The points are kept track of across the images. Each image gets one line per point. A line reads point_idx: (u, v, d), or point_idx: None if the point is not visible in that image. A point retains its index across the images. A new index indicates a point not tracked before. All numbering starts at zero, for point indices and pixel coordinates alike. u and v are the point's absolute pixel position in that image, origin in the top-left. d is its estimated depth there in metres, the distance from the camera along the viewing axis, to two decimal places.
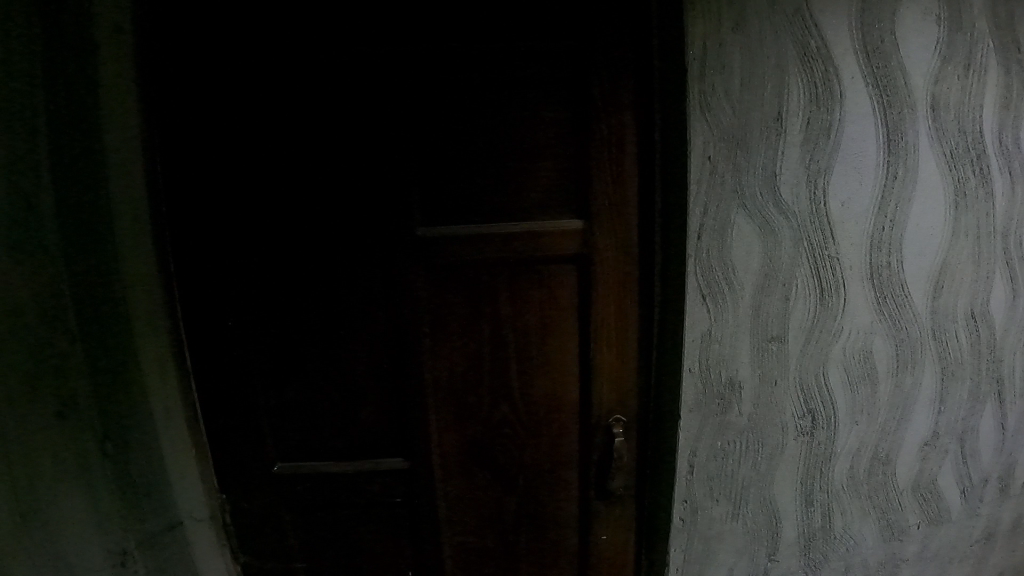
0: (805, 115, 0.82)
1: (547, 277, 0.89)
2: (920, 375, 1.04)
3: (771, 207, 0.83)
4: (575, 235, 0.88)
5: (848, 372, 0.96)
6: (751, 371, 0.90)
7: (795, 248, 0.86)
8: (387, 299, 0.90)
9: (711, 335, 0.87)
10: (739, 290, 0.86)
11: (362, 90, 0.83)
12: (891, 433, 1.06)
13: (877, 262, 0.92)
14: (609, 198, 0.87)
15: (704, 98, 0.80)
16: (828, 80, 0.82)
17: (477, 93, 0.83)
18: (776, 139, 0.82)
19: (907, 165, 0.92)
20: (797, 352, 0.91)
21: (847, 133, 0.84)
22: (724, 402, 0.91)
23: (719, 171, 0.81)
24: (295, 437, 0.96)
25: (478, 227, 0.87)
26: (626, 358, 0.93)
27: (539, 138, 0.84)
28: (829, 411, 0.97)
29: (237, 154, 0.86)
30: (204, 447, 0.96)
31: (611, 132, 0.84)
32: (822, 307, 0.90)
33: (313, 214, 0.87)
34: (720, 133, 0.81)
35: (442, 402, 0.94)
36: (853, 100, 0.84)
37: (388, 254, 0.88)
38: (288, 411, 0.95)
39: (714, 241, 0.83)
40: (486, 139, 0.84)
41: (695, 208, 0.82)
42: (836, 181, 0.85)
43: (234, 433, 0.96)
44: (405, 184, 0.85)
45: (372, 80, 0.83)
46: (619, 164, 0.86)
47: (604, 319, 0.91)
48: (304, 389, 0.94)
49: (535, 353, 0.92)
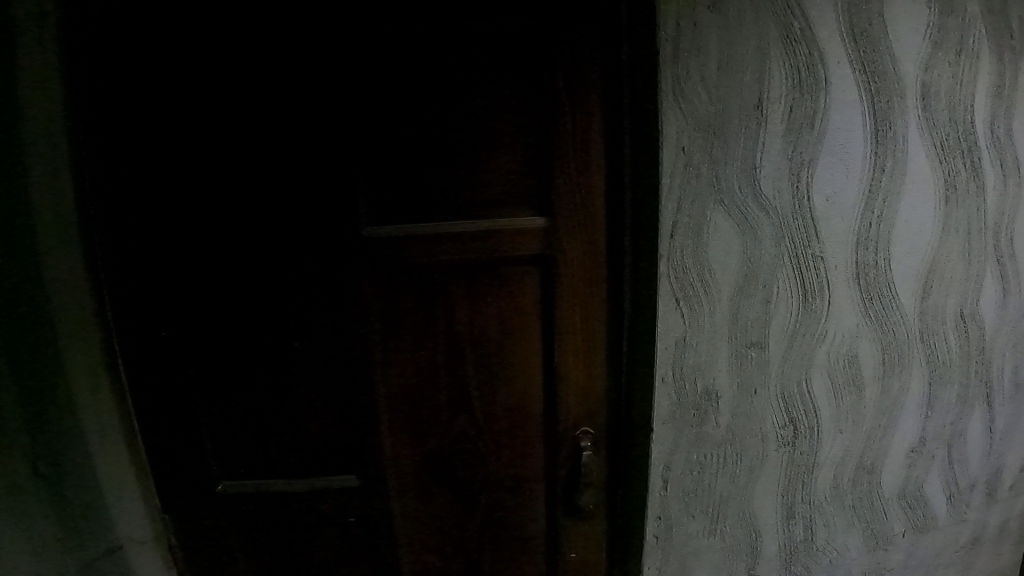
0: (788, 102, 0.76)
1: (507, 280, 0.82)
2: (908, 379, 0.98)
3: (751, 203, 0.77)
4: (538, 234, 0.81)
5: (833, 377, 0.90)
6: (730, 378, 0.83)
7: (777, 246, 0.79)
8: (335, 305, 0.82)
9: (687, 341, 0.80)
10: (716, 293, 0.79)
11: (305, 74, 0.75)
12: (877, 440, 1.00)
13: (863, 260, 0.86)
14: (575, 195, 0.80)
15: (678, 84, 0.72)
16: (813, 66, 0.76)
17: (431, 79, 0.75)
18: (756, 129, 0.75)
19: (896, 157, 0.86)
20: (778, 360, 0.84)
21: (832, 122, 0.78)
22: (701, 413, 0.84)
23: (694, 164, 0.74)
24: (240, 453, 0.89)
25: (430, 226, 0.80)
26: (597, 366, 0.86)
27: (500, 128, 0.77)
28: (813, 419, 0.91)
29: (167, 144, 0.77)
30: (146, 465, 0.87)
31: (579, 122, 0.77)
32: (806, 310, 0.83)
33: (253, 211, 0.79)
34: (695, 122, 0.74)
35: (398, 414, 0.87)
36: (839, 87, 0.77)
37: (336, 255, 0.80)
38: (230, 426, 0.88)
39: (688, 240, 0.76)
40: (443, 130, 0.77)
41: (668, 202, 0.75)
42: (821, 174, 0.79)
43: (171, 452, 0.88)
44: (353, 179, 0.78)
45: (315, 64, 0.75)
46: (585, 157, 0.79)
47: (571, 325, 0.84)
48: (248, 401, 0.87)
49: (495, 362, 0.85)
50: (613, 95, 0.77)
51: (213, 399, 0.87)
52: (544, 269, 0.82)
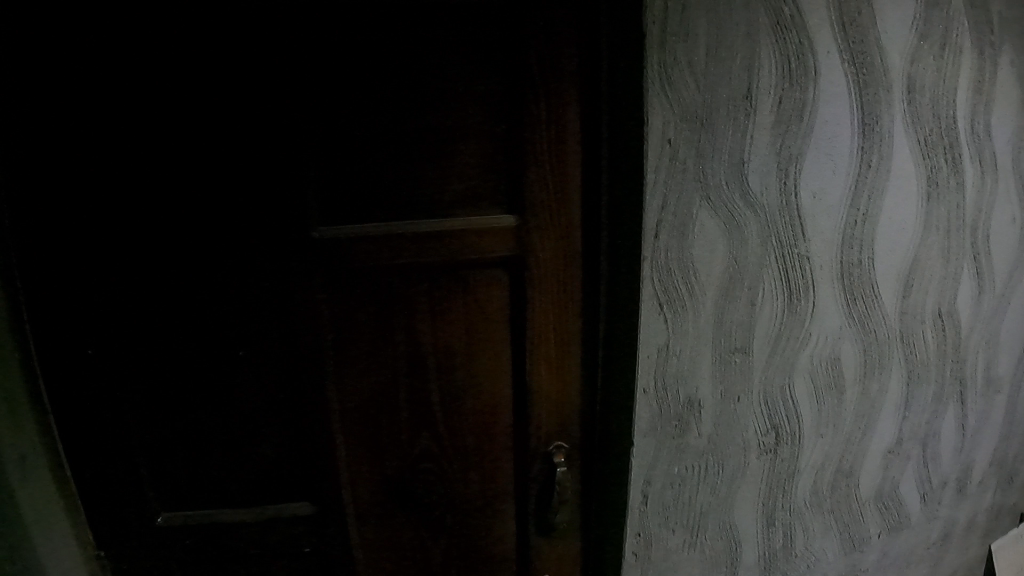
0: (777, 93, 0.71)
1: (474, 284, 0.76)
2: (886, 380, 0.95)
3: (738, 200, 0.72)
4: (507, 236, 0.74)
5: (816, 381, 0.86)
6: (713, 386, 0.78)
7: (763, 245, 0.74)
8: (283, 314, 0.74)
9: (670, 348, 0.75)
10: (701, 296, 0.74)
11: (246, 56, 0.66)
12: (856, 443, 0.97)
13: (849, 259, 0.81)
14: (551, 196, 0.73)
15: (665, 70, 0.67)
16: (802, 55, 0.71)
17: (390, 63, 0.68)
18: (744, 121, 0.70)
19: (881, 152, 0.82)
20: (761, 364, 0.79)
21: (820, 114, 0.74)
22: (683, 424, 0.79)
23: (680, 158, 0.69)
24: (180, 478, 0.80)
25: (387, 226, 0.73)
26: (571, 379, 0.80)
27: (466, 119, 0.70)
28: (795, 425, 0.87)
29: (85, 136, 0.68)
30: (75, 498, 0.79)
31: (553, 113, 0.71)
32: (790, 312, 0.78)
33: (187, 210, 0.70)
34: (683, 112, 0.68)
35: (353, 431, 0.80)
36: (827, 78, 0.73)
37: (283, 259, 0.72)
38: (169, 451, 0.79)
39: (674, 240, 0.71)
40: (403, 120, 0.69)
41: (653, 198, 0.69)
42: (808, 169, 0.74)
43: (103, 481, 0.79)
44: (303, 174, 0.70)
45: (256, 45, 0.66)
46: (563, 155, 0.72)
47: (542, 334, 0.77)
48: (189, 422, 0.78)
49: (460, 375, 0.79)
50: (590, 83, 0.71)
51: (147, 420, 0.78)
52: (513, 273, 0.76)
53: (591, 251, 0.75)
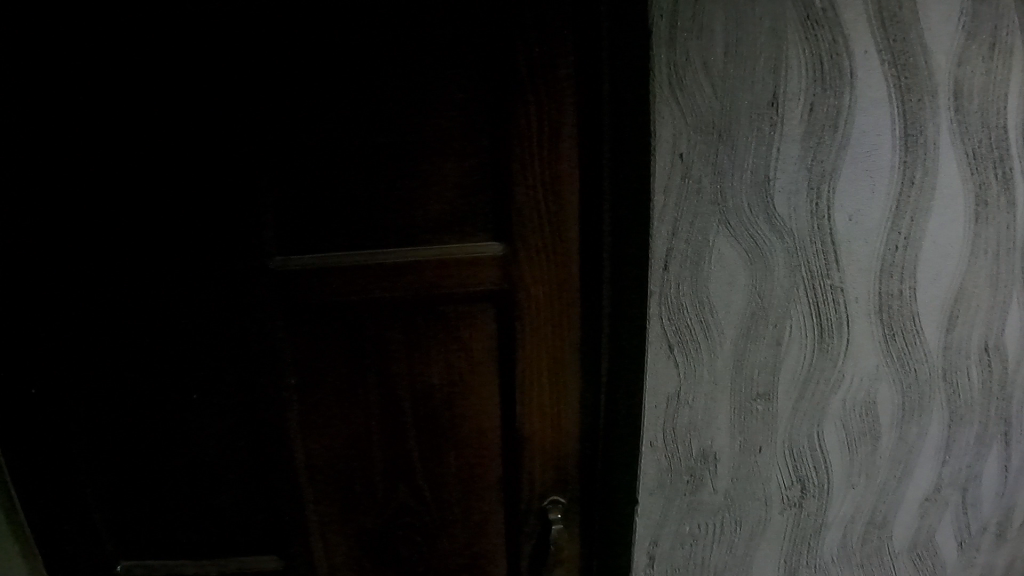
0: (808, 99, 0.60)
1: (456, 320, 0.66)
2: (926, 424, 0.83)
3: (762, 224, 0.62)
4: (494, 267, 0.64)
5: (848, 427, 0.76)
6: (730, 437, 0.68)
7: (791, 276, 0.64)
8: (236, 354, 0.65)
9: (681, 396, 0.65)
10: (717, 335, 0.64)
11: (189, 58, 0.57)
12: (891, 494, 0.86)
13: (887, 291, 0.72)
14: (548, 222, 0.63)
15: (676, 74, 0.58)
16: (837, 55, 0.60)
17: (356, 67, 0.58)
18: (769, 132, 0.60)
19: (925, 167, 0.71)
20: (786, 412, 0.69)
21: (859, 125, 0.63)
22: (696, 479, 0.69)
23: (693, 176, 0.60)
24: (135, 528, 0.71)
25: (355, 254, 0.63)
26: (570, 429, 0.70)
27: (445, 132, 0.60)
28: (823, 476, 0.77)
29: (9, 149, 0.59)
30: (32, 547, 0.70)
31: (548, 125, 0.60)
32: (820, 352, 0.68)
33: (128, 235, 0.61)
34: (697, 123, 0.59)
35: (321, 482, 0.71)
36: (866, 81, 0.62)
37: (235, 292, 0.63)
38: (118, 501, 0.70)
39: (686, 271, 0.62)
40: (373, 133, 0.60)
41: (662, 224, 0.60)
42: (844, 188, 0.64)
43: (42, 540, 0.69)
44: (257, 195, 0.60)
45: (198, 45, 0.57)
46: (565, 176, 0.62)
47: (535, 378, 0.67)
48: (139, 470, 0.69)
49: (442, 422, 0.69)
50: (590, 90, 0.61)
51: (87, 468, 0.69)
52: (502, 309, 0.66)
53: (591, 284, 0.64)
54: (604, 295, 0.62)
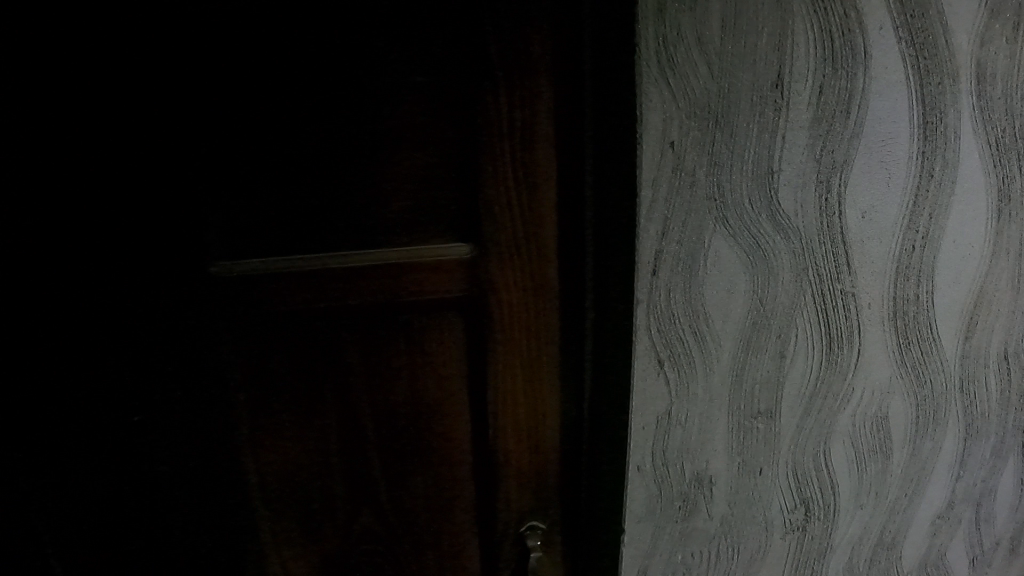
0: (817, 80, 0.53)
1: (421, 332, 0.59)
2: (941, 439, 0.77)
3: (765, 223, 0.55)
4: (463, 274, 0.57)
5: (858, 445, 0.69)
6: (728, 459, 0.61)
7: (797, 281, 0.57)
8: (176, 377, 0.57)
9: (673, 415, 0.58)
10: (714, 348, 0.57)
11: (109, 36, 0.49)
12: (901, 513, 0.79)
13: (903, 296, 0.65)
14: (525, 227, 0.56)
15: (669, 51, 0.50)
16: (849, 31, 0.53)
17: (306, 47, 0.51)
18: (774, 118, 0.53)
19: (945, 159, 0.64)
20: (790, 430, 0.62)
21: (874, 110, 0.56)
22: (689, 505, 0.62)
23: (687, 169, 0.52)
24: None
25: (305, 259, 0.56)
26: (548, 452, 0.64)
27: (409, 122, 0.53)
28: (830, 497, 0.70)
29: None
30: None
31: (525, 115, 0.53)
32: (828, 364, 0.61)
33: (42, 241, 0.52)
34: (691, 107, 0.51)
35: (277, 511, 0.64)
36: (882, 61, 0.55)
37: (170, 307, 0.55)
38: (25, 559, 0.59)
39: (678, 277, 0.54)
40: (326, 123, 0.52)
41: (651, 223, 0.53)
42: (857, 182, 0.57)
43: None
44: (196, 194, 0.53)
45: (120, 20, 0.49)
46: (545, 176, 0.55)
47: (510, 396, 0.61)
48: (52, 521, 0.58)
49: (409, 442, 0.62)
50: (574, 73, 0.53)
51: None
52: (473, 320, 0.59)
53: (573, 294, 0.58)
54: (587, 311, 0.54)
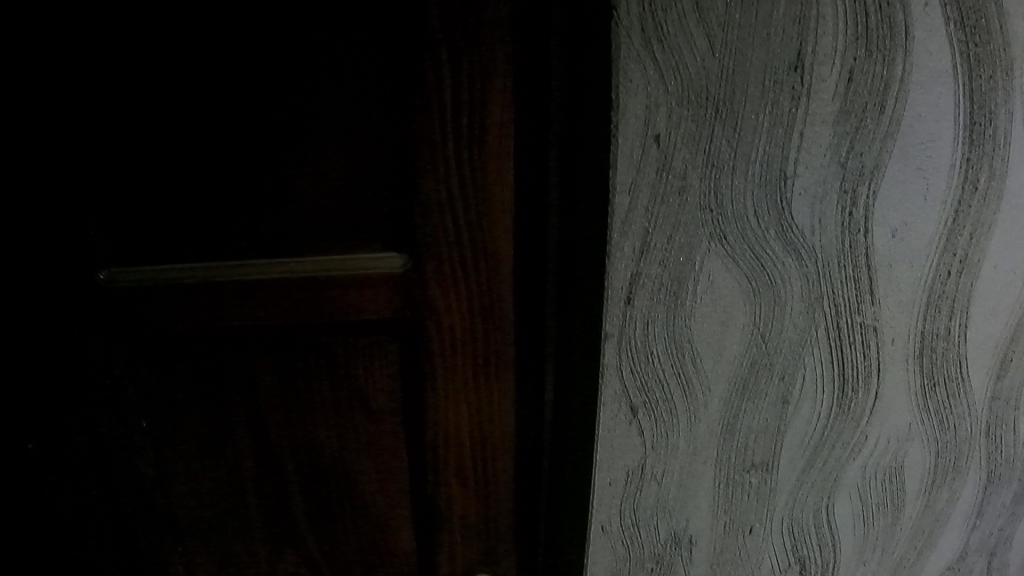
0: (846, 64, 0.43)
1: (346, 355, 0.51)
2: (960, 488, 0.67)
3: (772, 240, 0.44)
4: (395, 293, 0.49)
5: (867, 498, 0.59)
6: (712, 518, 0.51)
7: (808, 312, 0.46)
8: (69, 393, 0.50)
9: (648, 468, 0.48)
10: (701, 391, 0.46)
11: None
12: (909, 565, 0.70)
13: (931, 329, 0.55)
14: (475, 244, 0.48)
15: (657, 21, 0.39)
16: (889, 2, 0.42)
17: (212, 18, 0.42)
18: (789, 111, 0.42)
19: (993, 168, 0.53)
20: (790, 484, 0.52)
21: (914, 105, 0.45)
22: (664, 566, 0.52)
23: (676, 171, 0.42)
24: None
25: (205, 268, 0.48)
26: (494, 488, 0.56)
27: (337, 111, 0.45)
28: (830, 554, 0.61)
29: None
30: None
31: (474, 116, 0.45)
32: (838, 409, 0.51)
33: None
34: (684, 94, 0.40)
35: (193, 539, 0.57)
36: (929, 43, 0.44)
37: (59, 321, 0.48)
38: None
39: (660, 305, 0.44)
40: (235, 110, 0.44)
41: (627, 237, 0.42)
42: (887, 193, 0.46)
43: None
44: (84, 187, 0.45)
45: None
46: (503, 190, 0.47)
47: (451, 425, 0.54)
48: None
49: (337, 471, 0.55)
50: (537, 68, 0.44)
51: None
52: (407, 344, 0.51)
53: (528, 315, 0.50)
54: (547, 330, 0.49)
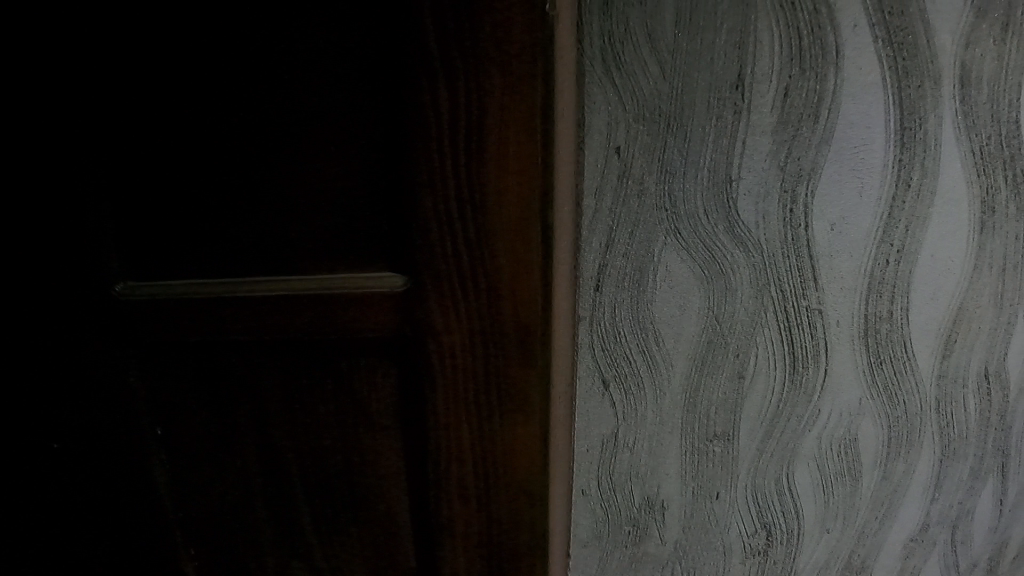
0: (783, 81, 0.49)
1: (328, 390, 0.42)
2: (915, 461, 0.73)
3: (721, 234, 0.51)
4: (384, 317, 0.39)
5: (824, 468, 0.65)
6: (681, 484, 0.57)
7: (757, 298, 0.53)
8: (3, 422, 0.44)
9: (620, 436, 0.55)
10: (664, 367, 0.53)
11: None
12: (871, 535, 0.76)
13: (874, 312, 0.62)
14: (478, 263, 0.37)
15: (612, 52, 0.48)
16: (819, 26, 0.49)
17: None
18: (732, 123, 0.49)
19: (924, 168, 0.61)
20: (750, 454, 0.58)
21: (845, 114, 0.51)
22: (639, 529, 0.58)
23: (634, 176, 0.49)
24: None
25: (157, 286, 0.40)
26: (508, 574, 0.44)
27: (343, 75, 0.36)
28: (794, 522, 0.67)
29: None
30: None
31: (472, 85, 0.34)
32: (790, 385, 0.57)
33: None
34: (639, 113, 0.49)
35: None
36: (856, 61, 0.50)
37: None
38: None
39: (625, 291, 0.52)
40: (229, 81, 0.36)
41: (595, 232, 0.50)
42: (824, 192, 0.53)
43: None
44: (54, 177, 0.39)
45: None
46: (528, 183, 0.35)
47: (459, 483, 0.42)
48: None
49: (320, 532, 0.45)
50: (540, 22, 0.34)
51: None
52: (405, 375, 0.41)
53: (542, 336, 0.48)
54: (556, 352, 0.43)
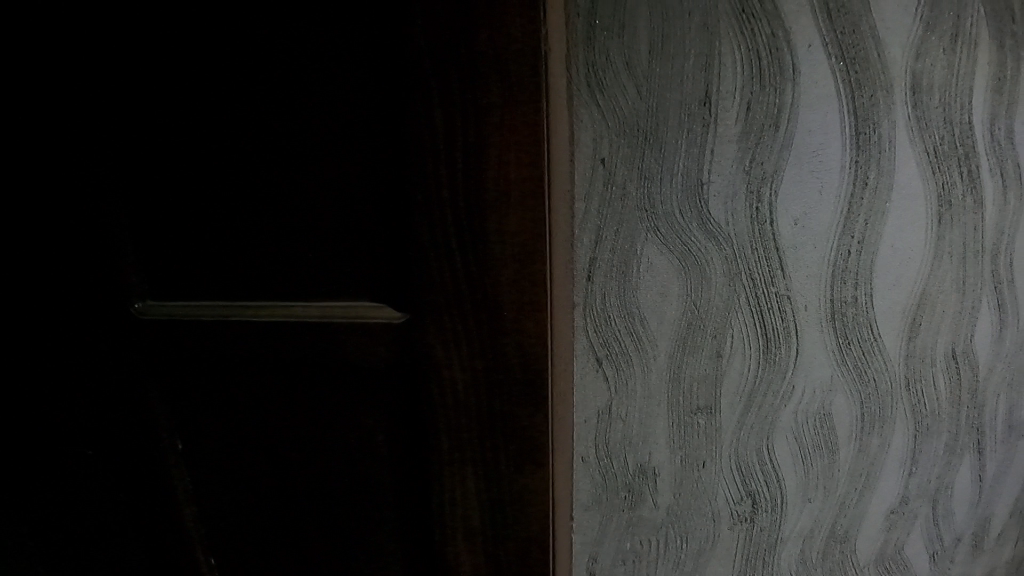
0: (745, 97, 0.57)
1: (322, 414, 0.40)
2: (889, 435, 0.80)
3: (695, 230, 0.59)
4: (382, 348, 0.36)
5: (801, 440, 0.73)
6: (670, 452, 0.64)
7: (730, 286, 0.61)
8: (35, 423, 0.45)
9: (613, 409, 0.62)
10: (650, 347, 0.61)
11: None
12: (853, 506, 0.82)
13: (840, 297, 0.69)
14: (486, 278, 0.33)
15: (595, 77, 0.56)
16: (776, 48, 0.57)
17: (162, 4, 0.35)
18: (701, 134, 0.57)
19: (880, 167, 0.68)
20: (732, 427, 0.65)
21: (802, 122, 0.59)
22: (634, 494, 0.65)
23: (617, 182, 0.57)
24: None
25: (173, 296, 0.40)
26: None
27: (357, 74, 0.33)
28: (776, 491, 0.74)
29: None
30: None
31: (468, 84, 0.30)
32: (765, 363, 0.64)
33: None
34: (620, 128, 0.57)
35: None
36: (811, 77, 0.58)
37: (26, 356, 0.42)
38: None
39: (613, 281, 0.59)
40: (240, 79, 0.35)
41: (586, 231, 0.58)
42: (786, 191, 0.60)
43: None
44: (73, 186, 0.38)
45: None
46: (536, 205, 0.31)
47: (465, 533, 0.37)
48: None
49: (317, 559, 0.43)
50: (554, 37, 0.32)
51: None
52: (404, 407, 0.37)
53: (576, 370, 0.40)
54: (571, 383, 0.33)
